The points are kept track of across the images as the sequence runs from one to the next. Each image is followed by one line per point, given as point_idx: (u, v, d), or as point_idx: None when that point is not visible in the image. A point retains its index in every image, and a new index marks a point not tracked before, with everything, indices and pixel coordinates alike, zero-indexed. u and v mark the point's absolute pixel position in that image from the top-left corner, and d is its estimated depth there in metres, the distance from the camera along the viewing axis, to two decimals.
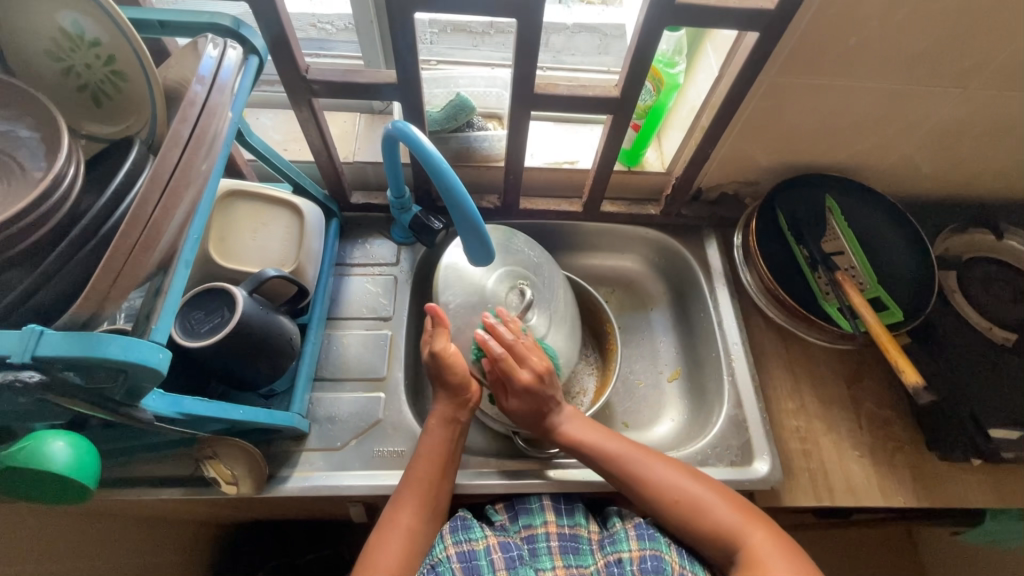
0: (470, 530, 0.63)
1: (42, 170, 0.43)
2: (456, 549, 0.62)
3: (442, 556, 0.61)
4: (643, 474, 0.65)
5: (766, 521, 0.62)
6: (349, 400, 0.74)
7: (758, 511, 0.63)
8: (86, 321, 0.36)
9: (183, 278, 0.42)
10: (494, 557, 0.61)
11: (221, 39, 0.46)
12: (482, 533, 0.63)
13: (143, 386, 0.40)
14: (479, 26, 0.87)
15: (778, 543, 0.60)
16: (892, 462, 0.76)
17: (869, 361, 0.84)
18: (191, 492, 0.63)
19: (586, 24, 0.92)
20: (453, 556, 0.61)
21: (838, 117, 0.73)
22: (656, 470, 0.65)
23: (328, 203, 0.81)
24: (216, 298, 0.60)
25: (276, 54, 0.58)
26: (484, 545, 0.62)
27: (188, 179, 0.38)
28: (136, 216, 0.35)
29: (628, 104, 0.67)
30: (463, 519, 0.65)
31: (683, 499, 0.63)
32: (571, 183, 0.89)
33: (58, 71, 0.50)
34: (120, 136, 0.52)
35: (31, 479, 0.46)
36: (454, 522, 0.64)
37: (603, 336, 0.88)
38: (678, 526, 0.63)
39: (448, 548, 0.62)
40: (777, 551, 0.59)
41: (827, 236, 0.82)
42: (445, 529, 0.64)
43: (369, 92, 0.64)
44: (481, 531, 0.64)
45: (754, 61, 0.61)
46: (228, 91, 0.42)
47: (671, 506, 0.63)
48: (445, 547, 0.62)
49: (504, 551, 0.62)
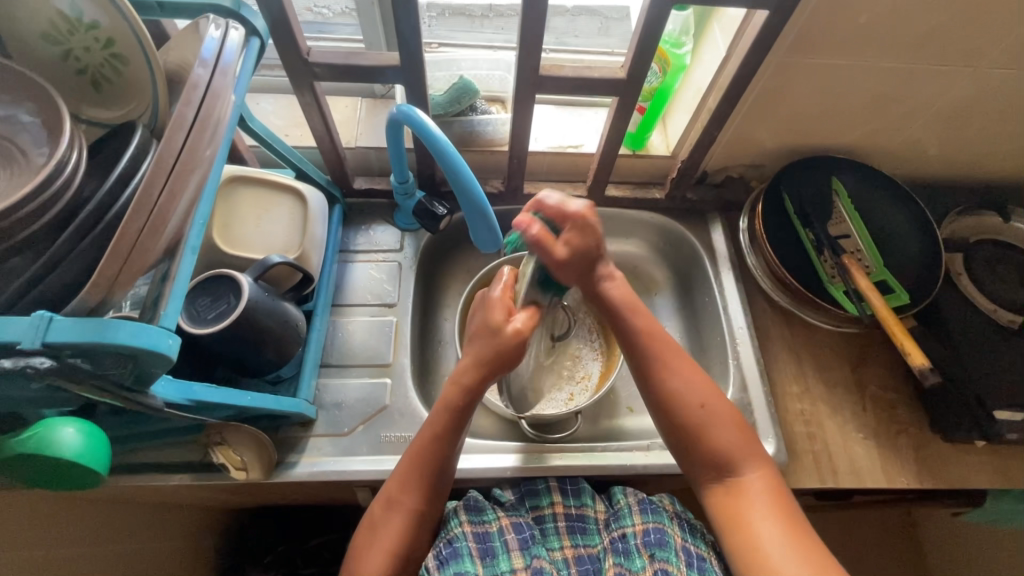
0: (483, 512, 0.64)
1: (43, 155, 0.43)
2: (472, 528, 0.63)
3: (456, 531, 0.62)
4: (665, 371, 0.62)
5: (766, 459, 0.61)
6: (355, 386, 0.74)
7: (761, 445, 0.61)
8: (95, 307, 0.35)
9: (190, 264, 0.41)
10: (507, 538, 0.62)
11: (223, 20, 0.44)
12: (494, 515, 0.64)
13: (153, 372, 0.40)
14: (478, 9, 0.86)
15: (771, 480, 0.59)
16: (896, 445, 0.76)
17: (875, 345, 0.84)
18: (200, 479, 0.64)
19: (587, 7, 0.90)
20: (469, 535, 0.62)
21: (846, 98, 0.72)
22: (679, 379, 0.62)
23: (331, 189, 0.80)
24: (222, 285, 0.60)
25: (278, 35, 0.57)
26: (498, 527, 0.63)
27: (193, 163, 0.37)
28: (142, 202, 0.35)
29: (634, 85, 0.65)
30: (475, 500, 0.65)
31: (707, 407, 0.61)
32: (575, 168, 0.88)
33: (56, 54, 0.49)
34: (121, 121, 0.51)
35: (40, 466, 0.46)
36: (467, 502, 0.65)
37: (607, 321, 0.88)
38: (683, 438, 0.61)
39: (462, 523, 0.63)
40: (765, 488, 0.58)
41: (834, 220, 0.82)
42: (458, 506, 0.65)
43: (372, 75, 0.63)
44: (493, 514, 0.64)
45: (763, 40, 0.60)
46: (231, 74, 0.41)
47: (693, 410, 0.61)
48: (460, 523, 0.63)
49: (517, 532, 0.63)
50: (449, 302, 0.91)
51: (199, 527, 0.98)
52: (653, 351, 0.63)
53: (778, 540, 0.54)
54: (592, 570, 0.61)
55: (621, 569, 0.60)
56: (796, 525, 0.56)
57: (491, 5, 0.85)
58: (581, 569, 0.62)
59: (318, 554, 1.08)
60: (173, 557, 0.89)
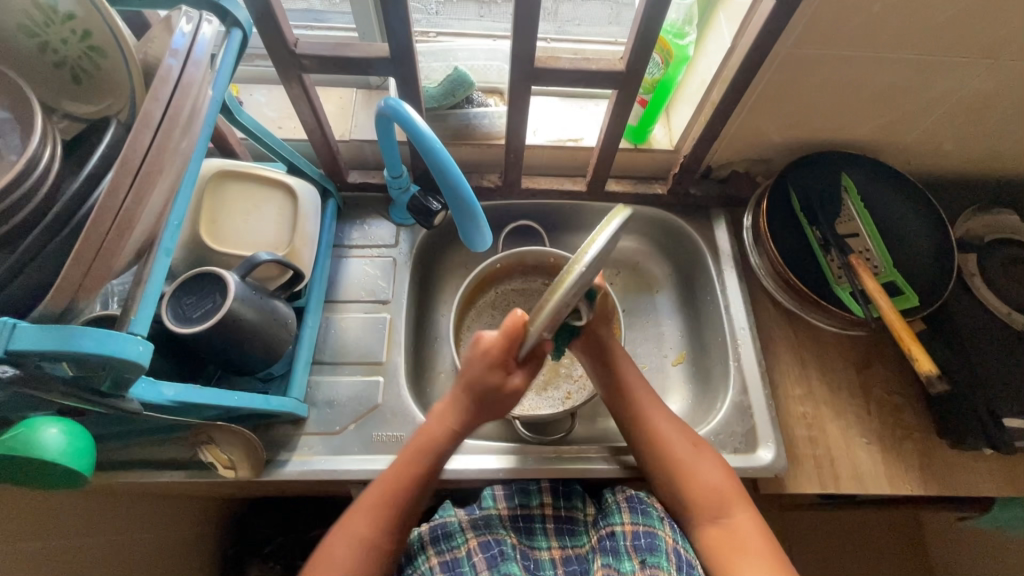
0: (451, 537, 0.62)
1: (14, 150, 0.41)
2: (439, 559, 0.61)
3: (423, 568, 0.61)
4: (652, 415, 0.68)
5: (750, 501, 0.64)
6: (348, 383, 0.73)
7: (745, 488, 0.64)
8: (60, 313, 0.34)
9: (163, 266, 0.40)
10: (476, 561, 0.59)
11: (198, 13, 0.42)
12: (463, 538, 0.62)
13: (127, 378, 0.39)
14: None
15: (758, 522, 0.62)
16: (901, 450, 0.74)
17: (881, 346, 0.82)
18: (193, 476, 0.64)
19: None
20: (436, 567, 0.60)
21: (857, 91, 0.69)
22: (665, 421, 0.68)
23: (325, 183, 0.79)
24: (207, 282, 0.59)
25: (262, 27, 0.55)
26: (466, 550, 0.60)
27: (161, 164, 0.36)
28: (106, 206, 0.33)
29: (634, 78, 0.63)
30: (443, 524, 0.63)
31: (700, 447, 0.66)
32: (575, 161, 0.86)
33: (34, 48, 0.48)
34: (98, 117, 0.49)
35: (23, 465, 0.45)
36: (434, 529, 0.63)
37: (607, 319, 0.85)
38: (673, 481, 0.65)
39: (429, 559, 0.61)
40: (755, 527, 0.61)
41: (842, 217, 0.79)
42: (425, 536, 0.63)
43: (362, 68, 0.61)
44: (462, 537, 0.62)
45: (769, 31, 0.57)
46: (205, 67, 0.40)
47: (689, 450, 0.66)
48: (427, 558, 0.61)
49: (485, 552, 0.60)
50: (446, 298, 0.90)
51: (201, 518, 0.99)
52: (637, 403, 0.69)
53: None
54: (580, 571, 0.61)
55: (609, 570, 0.59)
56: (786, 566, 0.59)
57: None
58: (568, 570, 0.61)
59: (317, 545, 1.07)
60: (171, 549, 0.89)
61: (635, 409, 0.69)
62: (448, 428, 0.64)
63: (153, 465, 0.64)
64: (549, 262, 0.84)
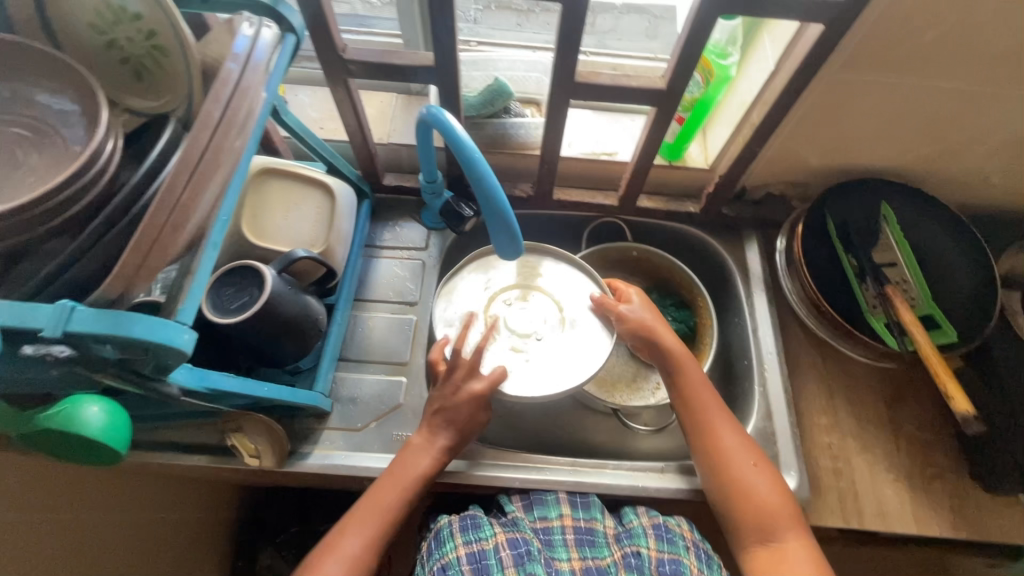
0: (480, 529, 0.62)
1: (80, 142, 0.44)
2: (466, 550, 0.61)
3: (451, 557, 0.61)
4: (718, 424, 0.66)
5: (805, 529, 0.62)
6: (371, 382, 0.75)
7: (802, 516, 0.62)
8: (116, 299, 0.36)
9: (211, 260, 0.41)
10: (503, 555, 0.59)
11: (258, 18, 0.44)
12: (491, 531, 0.62)
13: (170, 363, 0.40)
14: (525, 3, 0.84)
15: (813, 550, 0.60)
16: (928, 488, 0.73)
17: (912, 380, 0.80)
18: (218, 461, 0.66)
19: (635, 5, 0.87)
20: (463, 560, 0.60)
21: (902, 118, 0.68)
22: (732, 434, 0.66)
23: (361, 184, 0.80)
24: (246, 275, 0.61)
25: (314, 32, 0.57)
26: (494, 544, 0.61)
27: (218, 160, 0.38)
28: (165, 199, 0.35)
29: (675, 95, 0.63)
30: (473, 518, 0.64)
31: (759, 466, 0.64)
32: (608, 175, 0.86)
33: (101, 44, 0.51)
34: (159, 112, 0.50)
35: (66, 440, 0.47)
36: (464, 522, 0.63)
37: (695, 309, 0.86)
38: (729, 497, 0.63)
39: (457, 547, 0.61)
40: (806, 556, 0.59)
41: (879, 246, 0.77)
42: (455, 528, 0.63)
43: (406, 75, 0.63)
44: (490, 530, 0.62)
45: (817, 54, 0.57)
46: (262, 71, 0.41)
47: (748, 467, 0.63)
48: (455, 547, 0.61)
49: (512, 548, 0.60)
50: None
51: (218, 504, 1.01)
52: (708, 412, 0.67)
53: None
54: None
55: None
56: None
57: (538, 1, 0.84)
58: None
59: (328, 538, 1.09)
60: (187, 532, 0.92)
61: (705, 417, 0.67)
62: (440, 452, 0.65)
63: (182, 447, 0.66)
64: (633, 256, 0.89)
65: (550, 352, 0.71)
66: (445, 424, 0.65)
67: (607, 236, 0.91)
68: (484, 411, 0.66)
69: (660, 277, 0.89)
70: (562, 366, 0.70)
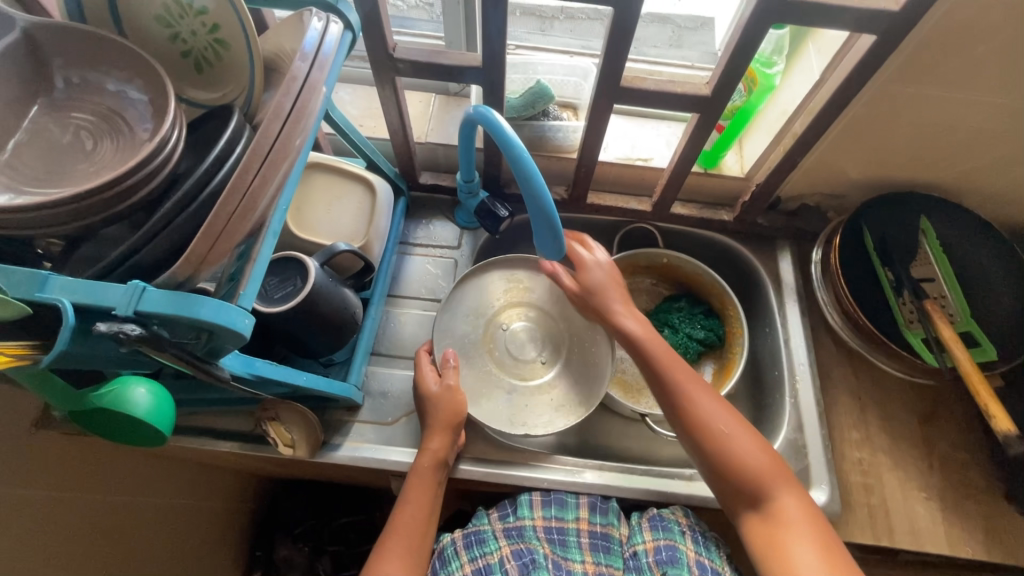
0: (484, 544, 0.64)
1: (148, 131, 0.45)
2: (472, 566, 0.62)
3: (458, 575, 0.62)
4: (681, 389, 0.65)
5: (797, 485, 0.60)
6: (402, 377, 0.76)
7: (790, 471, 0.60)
8: (183, 281, 0.37)
9: (270, 247, 0.42)
10: (508, 567, 0.61)
11: (325, 14, 0.45)
12: (496, 545, 0.63)
13: (223, 346, 0.42)
14: (550, 10, 0.86)
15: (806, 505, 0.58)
16: (962, 509, 0.71)
17: (947, 398, 0.78)
18: (248, 448, 0.67)
19: (659, 15, 0.88)
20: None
21: (947, 132, 0.67)
22: (698, 395, 0.64)
23: (398, 181, 0.81)
24: (289, 266, 0.62)
25: (368, 30, 0.58)
26: (498, 557, 0.62)
27: (285, 152, 0.38)
28: (237, 185, 0.36)
29: (720, 102, 0.63)
30: (477, 534, 0.65)
31: (729, 428, 0.62)
32: (643, 181, 0.86)
33: (165, 37, 0.52)
34: (218, 104, 0.53)
35: (116, 420, 0.47)
36: (468, 538, 0.65)
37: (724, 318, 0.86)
38: (709, 461, 0.62)
39: (463, 565, 0.62)
40: (799, 513, 0.57)
41: (918, 259, 0.76)
42: (459, 544, 0.65)
43: (453, 75, 0.64)
44: (495, 544, 0.63)
45: (867, 65, 0.56)
46: (328, 66, 0.42)
47: (717, 431, 0.62)
48: (461, 564, 0.63)
49: (517, 559, 0.61)
50: None
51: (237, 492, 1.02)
52: (670, 375, 0.65)
53: (817, 566, 0.54)
54: None
55: None
56: (838, 555, 0.55)
57: (563, 7, 0.86)
58: None
59: (344, 532, 1.10)
60: (209, 519, 0.93)
61: (676, 384, 0.65)
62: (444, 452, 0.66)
63: (215, 433, 0.68)
64: (662, 263, 0.88)
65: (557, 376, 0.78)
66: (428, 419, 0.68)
67: (638, 242, 0.91)
68: (431, 382, 0.70)
69: (688, 284, 0.89)
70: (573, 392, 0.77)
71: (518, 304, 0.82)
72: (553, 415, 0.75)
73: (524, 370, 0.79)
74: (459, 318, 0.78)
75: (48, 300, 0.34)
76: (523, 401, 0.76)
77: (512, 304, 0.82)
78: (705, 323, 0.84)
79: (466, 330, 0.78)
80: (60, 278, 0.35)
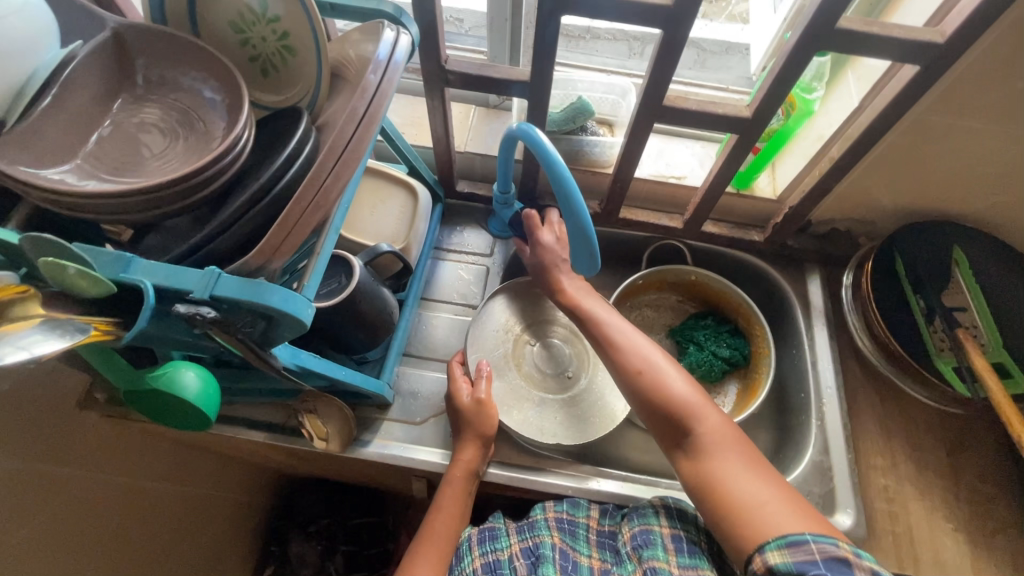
0: (496, 540, 0.62)
1: (221, 130, 0.48)
2: (482, 560, 0.60)
3: (468, 570, 0.60)
4: (604, 338, 0.67)
5: (723, 414, 0.59)
6: (432, 379, 0.78)
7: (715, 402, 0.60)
8: (255, 270, 0.39)
9: (332, 242, 0.44)
10: (516, 564, 0.59)
11: (396, 26, 0.48)
12: (507, 542, 0.62)
13: (281, 335, 0.43)
14: (577, 30, 0.88)
15: (732, 432, 0.57)
16: (990, 543, 0.71)
17: (975, 429, 0.78)
18: (281, 439, 0.69)
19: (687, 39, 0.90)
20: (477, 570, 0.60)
21: (986, 163, 0.68)
22: (620, 340, 0.65)
23: (436, 188, 0.84)
24: (336, 263, 0.64)
25: (424, 42, 0.61)
26: (508, 554, 0.60)
27: (357, 153, 0.41)
28: (312, 181, 0.39)
29: (758, 124, 0.64)
30: (490, 529, 0.64)
31: (647, 368, 0.62)
32: (675, 198, 0.88)
33: (236, 41, 0.55)
34: (281, 106, 0.56)
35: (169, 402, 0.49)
36: (482, 534, 0.63)
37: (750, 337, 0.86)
38: (642, 409, 0.61)
39: (474, 560, 0.61)
40: (724, 440, 0.56)
41: (949, 288, 0.77)
42: (472, 541, 0.63)
43: (500, 87, 0.66)
44: (506, 541, 0.62)
45: (907, 94, 0.58)
46: (397, 74, 0.45)
47: (636, 372, 0.62)
48: (472, 559, 0.61)
49: (525, 557, 0.59)
50: None
51: (257, 484, 1.04)
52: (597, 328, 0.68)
53: (750, 488, 0.52)
54: None
55: None
56: (769, 475, 0.54)
57: (589, 27, 0.87)
58: None
59: (357, 532, 1.11)
60: (226, 511, 0.94)
61: (604, 340, 0.66)
62: (475, 463, 0.68)
63: (249, 423, 0.69)
64: (689, 280, 0.89)
65: (583, 390, 0.80)
66: (460, 430, 0.70)
67: (667, 259, 0.93)
68: (464, 394, 0.71)
69: (715, 301, 0.90)
70: (597, 406, 0.78)
71: (548, 320, 0.84)
72: (579, 428, 0.76)
73: (551, 384, 0.80)
74: (491, 332, 0.80)
75: (132, 280, 0.37)
76: (551, 413, 0.77)
77: (541, 320, 0.83)
78: (731, 343, 0.84)
79: (496, 344, 0.80)
80: (144, 262, 0.37)
